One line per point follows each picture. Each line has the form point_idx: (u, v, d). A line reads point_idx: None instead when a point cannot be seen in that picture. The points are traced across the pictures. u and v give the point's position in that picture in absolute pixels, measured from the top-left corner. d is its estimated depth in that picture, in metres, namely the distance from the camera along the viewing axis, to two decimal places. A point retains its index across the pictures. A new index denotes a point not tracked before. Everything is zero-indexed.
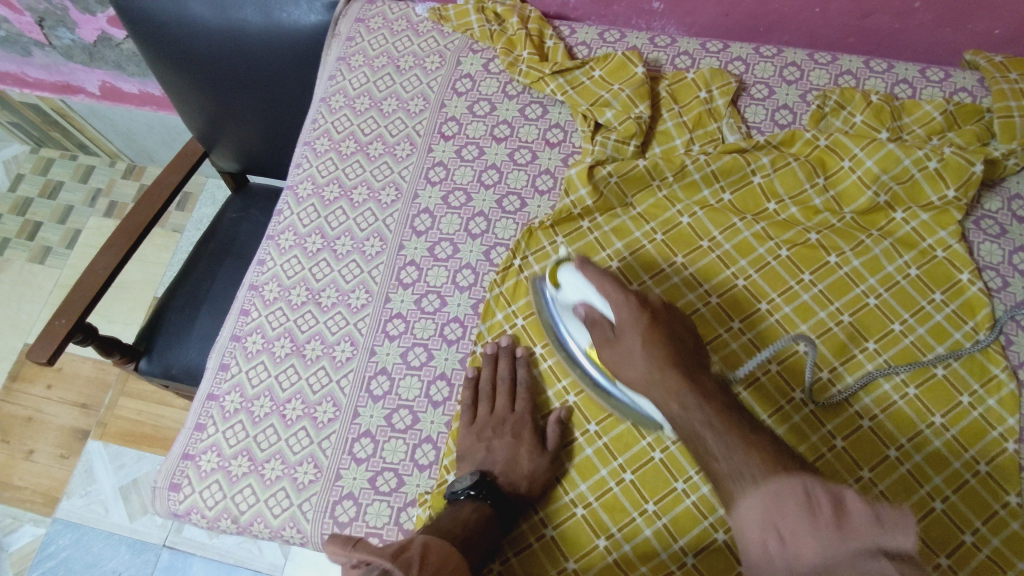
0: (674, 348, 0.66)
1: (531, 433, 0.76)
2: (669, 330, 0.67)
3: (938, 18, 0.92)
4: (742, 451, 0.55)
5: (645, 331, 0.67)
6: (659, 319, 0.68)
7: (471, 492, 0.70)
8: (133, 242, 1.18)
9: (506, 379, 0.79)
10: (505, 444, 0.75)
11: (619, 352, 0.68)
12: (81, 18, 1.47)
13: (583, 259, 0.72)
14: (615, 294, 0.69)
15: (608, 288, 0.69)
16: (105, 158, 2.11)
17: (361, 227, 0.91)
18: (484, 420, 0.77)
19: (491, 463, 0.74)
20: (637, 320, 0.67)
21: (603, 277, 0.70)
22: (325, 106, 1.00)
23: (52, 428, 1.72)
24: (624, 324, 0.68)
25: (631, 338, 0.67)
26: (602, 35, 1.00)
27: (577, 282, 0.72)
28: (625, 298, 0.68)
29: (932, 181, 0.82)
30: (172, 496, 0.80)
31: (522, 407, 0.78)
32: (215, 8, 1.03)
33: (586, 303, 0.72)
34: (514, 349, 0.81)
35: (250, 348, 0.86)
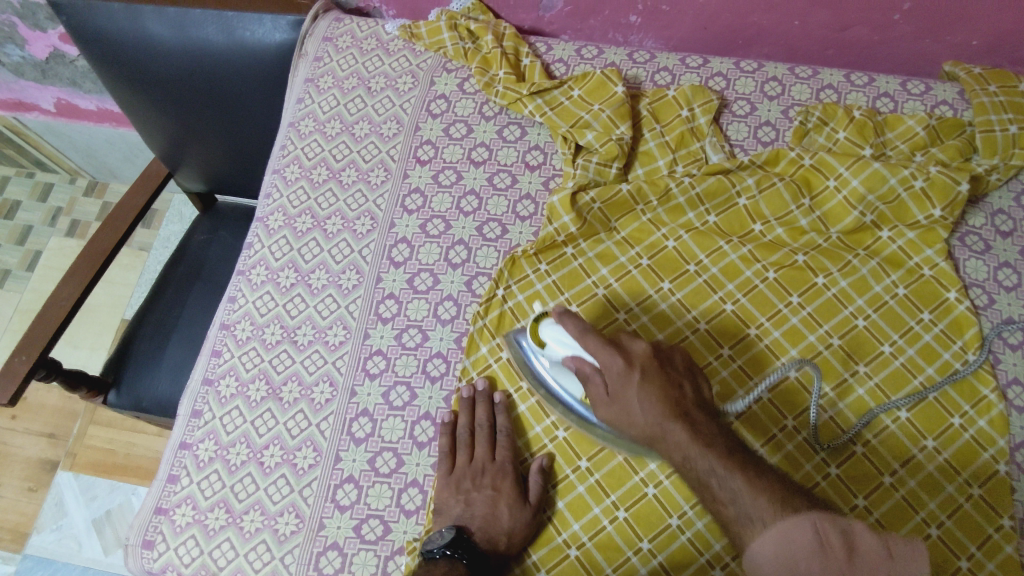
0: (671, 398, 0.63)
1: (511, 484, 0.73)
2: (663, 380, 0.64)
3: (917, 29, 0.91)
4: (749, 494, 0.55)
5: (639, 386, 0.63)
6: (651, 372, 0.65)
7: (446, 551, 0.67)
8: (96, 272, 1.12)
9: (484, 426, 0.76)
10: (483, 497, 0.72)
11: (618, 411, 0.64)
12: (30, 34, 1.40)
13: (562, 311, 0.67)
14: (601, 351, 0.65)
15: (593, 346, 0.66)
16: (65, 175, 2.03)
17: (336, 259, 0.87)
18: (463, 470, 0.74)
19: (470, 517, 0.71)
20: (628, 377, 0.64)
21: (586, 334, 0.66)
22: (294, 132, 0.96)
23: (18, 460, 1.65)
24: (615, 381, 0.65)
25: (626, 396, 0.64)
26: (580, 52, 0.97)
27: (562, 337, 0.68)
28: (611, 356, 0.65)
29: (918, 200, 0.81)
30: (145, 554, 0.76)
31: (502, 455, 0.75)
32: (173, 26, 0.99)
33: (577, 357, 0.67)
34: (492, 393, 0.78)
35: (223, 392, 0.82)
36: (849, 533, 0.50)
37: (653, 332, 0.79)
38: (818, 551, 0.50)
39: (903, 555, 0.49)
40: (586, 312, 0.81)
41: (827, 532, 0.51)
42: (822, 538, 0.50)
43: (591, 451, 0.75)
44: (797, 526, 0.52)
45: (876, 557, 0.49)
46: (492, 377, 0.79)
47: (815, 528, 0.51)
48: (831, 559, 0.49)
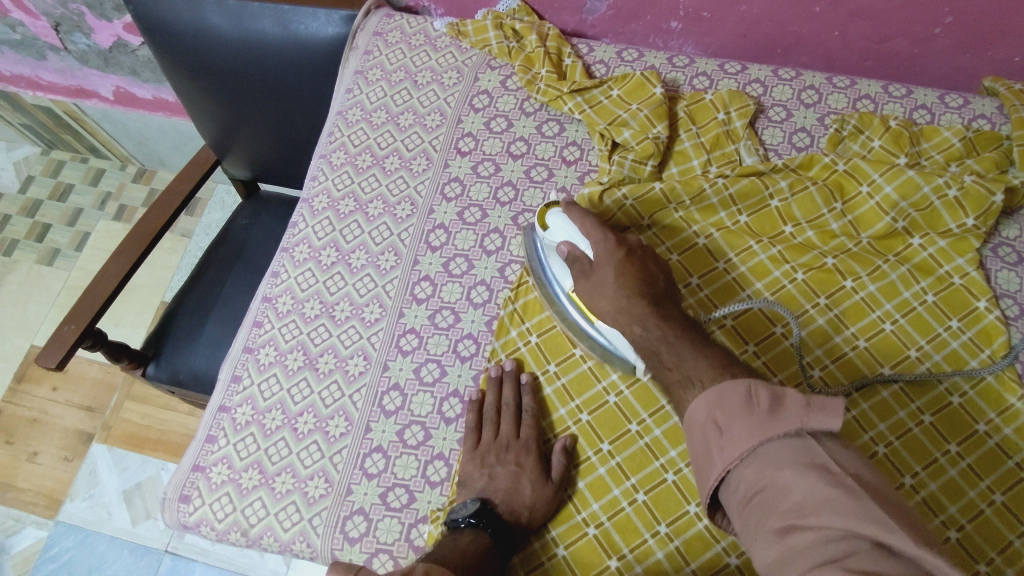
0: (643, 280, 0.72)
1: (535, 461, 0.75)
2: (640, 266, 0.74)
3: (958, 43, 0.92)
4: (692, 358, 0.62)
5: (618, 262, 0.73)
6: (632, 256, 0.74)
7: (471, 520, 0.69)
8: (144, 249, 1.18)
9: (511, 405, 0.78)
10: (506, 471, 0.74)
11: (594, 284, 0.74)
12: (97, 23, 1.48)
13: (569, 201, 0.78)
14: (595, 233, 0.75)
15: (588, 228, 0.76)
16: (116, 161, 2.12)
17: (376, 240, 0.91)
18: (488, 444, 0.76)
19: (493, 490, 0.73)
20: (612, 254, 0.74)
21: (586, 218, 0.76)
22: (342, 120, 1.00)
23: (57, 429, 1.72)
24: (601, 257, 0.74)
25: (605, 271, 0.74)
26: (620, 54, 1.00)
27: (564, 224, 0.77)
28: (603, 237, 0.75)
29: (951, 209, 0.82)
30: (182, 508, 0.79)
31: (527, 434, 0.77)
32: (232, 19, 1.04)
33: (570, 242, 0.76)
34: (519, 374, 0.80)
35: (262, 360, 0.86)
36: (779, 393, 0.52)
37: None
38: (742, 405, 0.53)
39: (820, 406, 0.50)
40: None
41: (757, 391, 0.53)
42: (750, 395, 0.53)
43: (614, 435, 0.77)
44: (731, 386, 0.54)
45: (796, 410, 0.51)
46: (519, 360, 0.82)
47: (747, 388, 0.53)
48: (751, 411, 0.52)
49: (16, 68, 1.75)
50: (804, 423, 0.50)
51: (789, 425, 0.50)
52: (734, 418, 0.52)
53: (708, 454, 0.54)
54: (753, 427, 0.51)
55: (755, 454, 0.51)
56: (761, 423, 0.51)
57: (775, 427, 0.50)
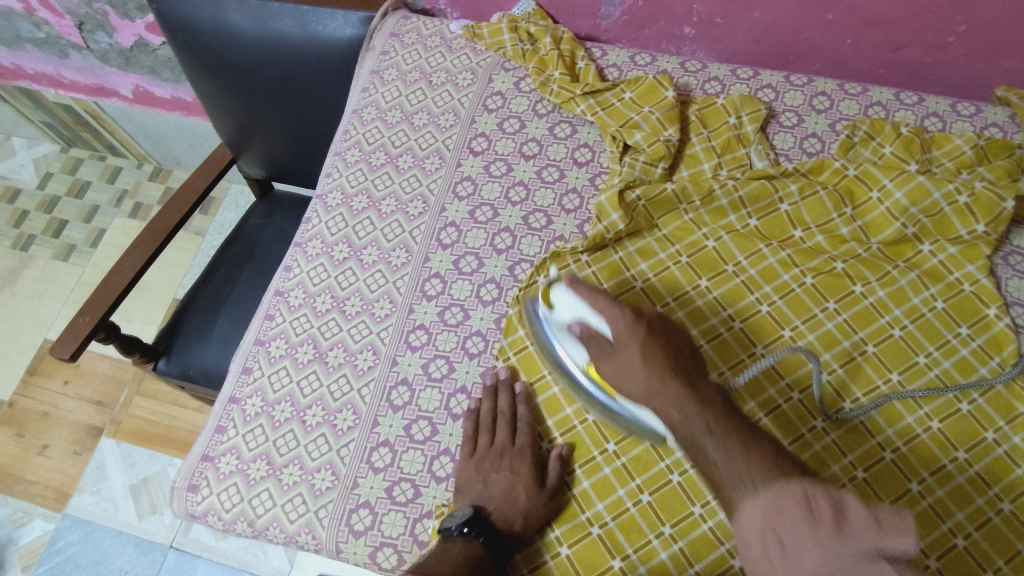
0: (672, 358, 0.65)
1: (529, 467, 0.74)
2: (665, 341, 0.67)
3: (970, 52, 0.92)
4: (742, 455, 0.56)
5: (643, 340, 0.66)
6: (655, 331, 0.67)
7: (464, 529, 0.69)
8: (159, 243, 1.19)
9: (506, 413, 0.78)
10: (502, 478, 0.74)
11: (618, 365, 0.67)
12: (120, 23, 1.51)
13: (572, 276, 0.72)
14: (610, 309, 0.69)
15: (601, 303, 0.69)
16: (133, 160, 2.16)
17: (388, 237, 0.92)
18: (483, 452, 0.76)
19: (488, 497, 0.73)
20: (634, 332, 0.67)
21: (595, 294, 0.70)
22: (357, 118, 1.02)
23: (67, 423, 1.73)
24: (621, 336, 0.67)
25: (629, 350, 0.66)
26: (633, 58, 1.01)
27: (570, 300, 0.71)
28: (620, 313, 0.68)
29: (962, 215, 0.82)
30: (189, 497, 0.80)
31: (522, 440, 0.77)
32: (253, 18, 1.06)
33: (581, 319, 0.70)
34: (513, 383, 0.81)
35: (273, 353, 0.87)
36: (840, 504, 0.49)
37: (688, 326, 0.81)
38: (803, 517, 0.49)
39: (891, 526, 0.47)
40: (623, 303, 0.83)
41: (816, 500, 0.50)
42: (809, 505, 0.49)
43: (619, 435, 0.77)
44: (786, 492, 0.51)
45: (865, 531, 0.47)
46: (515, 368, 0.82)
47: (804, 494, 0.50)
48: (815, 524, 0.48)
49: (39, 65, 1.79)
50: (877, 544, 0.46)
51: (860, 547, 0.46)
52: (799, 534, 0.48)
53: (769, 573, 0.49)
54: (821, 549, 0.47)
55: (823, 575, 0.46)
56: (830, 543, 0.47)
57: (846, 548, 0.46)
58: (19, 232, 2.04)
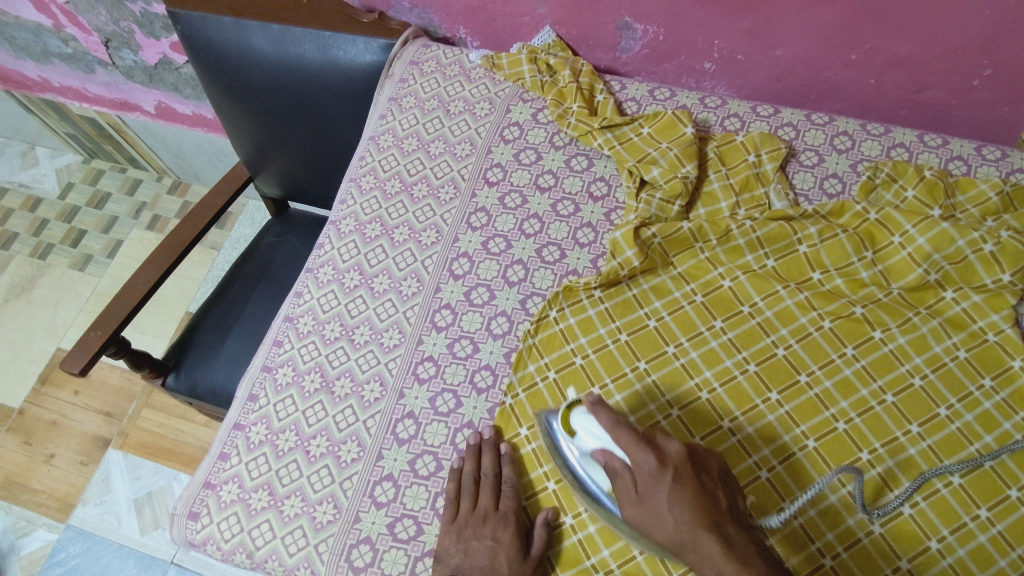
0: (705, 505, 0.60)
1: (513, 535, 0.71)
2: (697, 486, 0.62)
3: (996, 96, 0.91)
4: None
5: (670, 489, 0.61)
6: (683, 473, 0.62)
7: None
8: (173, 260, 1.20)
9: (490, 475, 0.75)
10: (483, 547, 0.71)
11: (647, 514, 0.62)
12: (146, 41, 1.53)
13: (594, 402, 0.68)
14: (634, 449, 0.64)
15: (623, 441, 0.64)
16: (153, 173, 2.18)
17: (399, 266, 0.91)
18: (464, 516, 0.73)
19: (468, 567, 0.70)
20: (660, 478, 0.62)
21: (618, 428, 0.65)
22: (374, 145, 1.02)
23: (74, 433, 1.74)
24: (646, 480, 0.63)
25: (656, 499, 0.62)
26: (653, 93, 1.01)
27: (593, 426, 0.68)
28: (643, 454, 0.63)
29: (986, 263, 0.79)
30: (189, 525, 0.79)
31: (506, 505, 0.74)
32: (275, 42, 1.07)
33: (606, 449, 0.67)
34: (498, 443, 0.78)
35: (280, 380, 0.86)
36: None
37: (701, 368, 0.80)
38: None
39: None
40: (636, 341, 0.82)
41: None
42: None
43: None
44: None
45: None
46: (496, 426, 0.79)
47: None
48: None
49: (66, 80, 1.82)
50: None
51: None
52: None
53: None
54: None
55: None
56: None
57: None
58: (38, 241, 2.06)
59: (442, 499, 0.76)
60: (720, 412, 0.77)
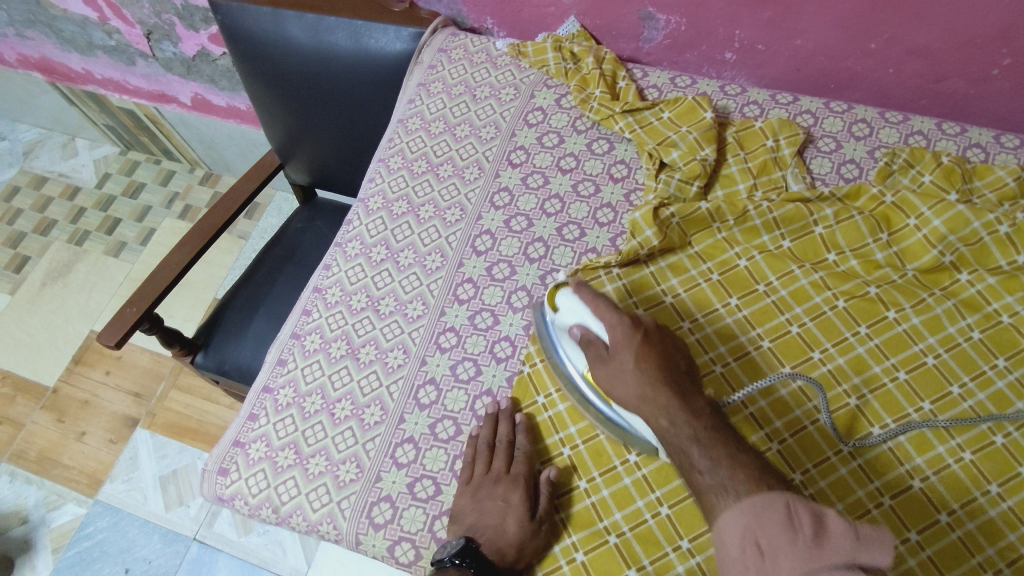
0: (666, 366, 0.67)
1: (522, 497, 0.73)
2: (661, 349, 0.69)
3: (1016, 86, 0.92)
4: (728, 464, 0.57)
5: (637, 347, 0.68)
6: (652, 339, 0.70)
7: (456, 560, 0.68)
8: (207, 240, 1.25)
9: (504, 441, 0.77)
10: (495, 508, 0.73)
11: (613, 371, 0.69)
12: (185, 33, 1.59)
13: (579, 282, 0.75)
14: (610, 315, 0.71)
15: (602, 309, 0.72)
16: (186, 165, 2.26)
17: (424, 242, 0.95)
18: (478, 479, 0.76)
19: (481, 527, 0.72)
20: (631, 339, 0.69)
21: (598, 299, 0.73)
22: (402, 127, 1.05)
23: (105, 412, 1.80)
24: (618, 342, 0.70)
25: (624, 357, 0.68)
26: (674, 80, 1.03)
27: (575, 305, 0.75)
28: (619, 318, 0.71)
29: (1001, 245, 0.81)
30: (219, 480, 0.83)
31: (517, 468, 0.75)
32: (310, 31, 1.12)
33: (582, 324, 0.73)
34: (514, 413, 0.80)
35: (308, 346, 0.90)
36: (820, 517, 0.50)
37: (716, 343, 0.82)
38: (782, 525, 0.50)
39: (870, 540, 0.47)
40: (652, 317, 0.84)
41: (798, 512, 0.51)
42: (790, 517, 0.51)
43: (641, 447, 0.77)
44: (768, 500, 0.53)
45: (843, 538, 0.48)
46: (513, 396, 0.82)
47: (786, 506, 0.51)
48: (795, 536, 0.49)
49: (108, 72, 1.90)
50: (855, 556, 0.47)
51: (837, 556, 0.47)
52: (776, 544, 0.49)
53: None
54: (795, 556, 0.48)
55: None
56: (805, 551, 0.48)
57: (821, 556, 0.47)
58: (75, 228, 2.14)
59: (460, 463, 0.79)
60: (733, 386, 0.79)
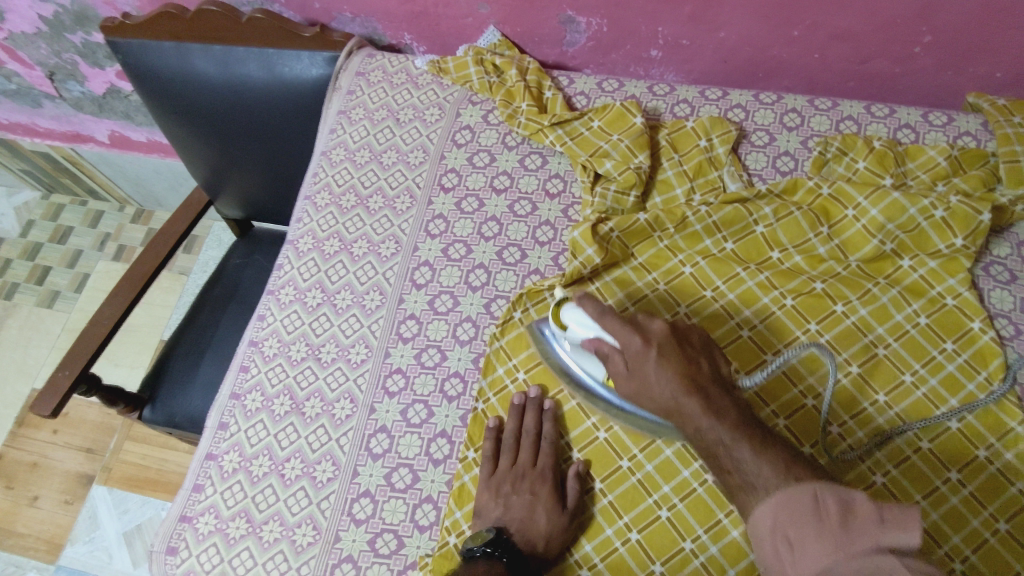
0: (687, 372, 0.63)
1: (549, 490, 0.73)
2: (680, 356, 0.65)
3: (939, 61, 0.92)
4: (755, 462, 0.56)
5: (655, 363, 0.64)
6: (667, 349, 0.65)
7: (487, 549, 0.68)
8: (139, 290, 1.16)
9: (531, 433, 0.77)
10: (521, 501, 0.73)
11: (635, 386, 0.66)
12: (90, 71, 1.50)
13: (581, 295, 0.69)
14: (621, 331, 0.66)
15: (612, 326, 0.67)
16: (114, 203, 2.14)
17: (361, 280, 0.90)
18: (503, 471, 0.75)
19: (508, 520, 0.72)
20: (645, 354, 0.65)
21: (604, 315, 0.67)
22: (326, 160, 1.00)
23: (57, 473, 1.70)
24: (633, 358, 0.66)
25: (643, 373, 0.65)
26: (601, 85, 1.01)
27: (582, 318, 0.70)
28: (629, 334, 0.66)
29: (939, 230, 0.81)
30: (169, 560, 0.78)
31: (544, 462, 0.75)
32: (218, 65, 1.07)
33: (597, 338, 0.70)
34: (542, 400, 0.79)
35: (249, 406, 0.85)
36: (848, 503, 0.49)
37: None
38: (810, 517, 0.50)
39: (896, 522, 0.46)
40: None
41: (825, 499, 0.50)
42: (817, 505, 0.50)
43: (605, 472, 0.75)
44: (796, 495, 0.52)
45: (868, 524, 0.47)
46: (467, 436, 0.79)
47: (814, 497, 0.51)
48: (821, 527, 0.49)
49: (13, 116, 1.78)
50: (881, 539, 0.46)
51: (863, 542, 0.47)
52: (804, 534, 0.49)
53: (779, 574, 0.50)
54: (824, 546, 0.48)
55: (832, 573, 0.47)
56: (834, 539, 0.48)
57: (847, 544, 0.47)
58: (2, 282, 2.02)
59: (457, 464, 0.78)
60: None
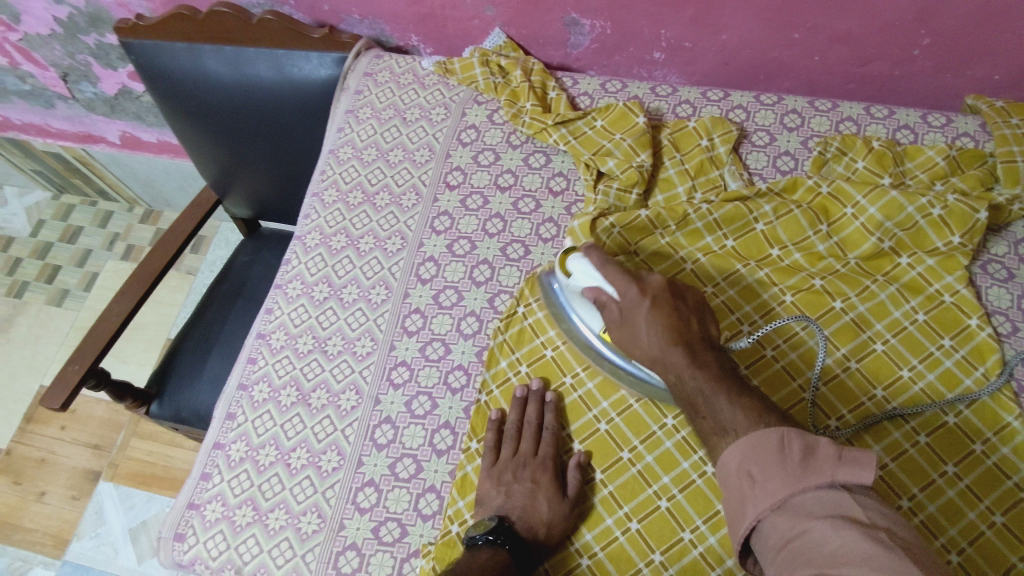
0: (678, 324, 0.66)
1: (551, 479, 0.74)
2: (673, 310, 0.67)
3: (938, 64, 0.93)
4: (728, 409, 0.60)
5: (648, 313, 0.67)
6: (662, 301, 0.68)
7: (489, 538, 0.69)
8: (149, 286, 1.18)
9: (533, 423, 0.78)
10: (523, 489, 0.74)
11: (625, 335, 0.69)
12: (103, 73, 1.53)
13: (589, 245, 0.73)
14: (619, 282, 0.69)
15: (611, 276, 0.70)
16: (124, 203, 2.17)
17: (367, 275, 0.92)
18: (504, 460, 0.76)
19: (510, 508, 0.73)
20: (639, 304, 0.68)
21: (607, 265, 0.71)
22: (334, 158, 1.02)
23: (64, 469, 1.72)
24: (628, 307, 0.69)
25: (635, 322, 0.68)
26: (604, 86, 1.02)
27: (586, 269, 0.72)
28: (627, 285, 0.69)
29: (937, 227, 0.82)
30: (176, 547, 0.79)
31: (545, 451, 0.76)
32: (229, 65, 1.09)
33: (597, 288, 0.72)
34: (545, 392, 0.80)
35: (256, 397, 0.86)
36: (811, 445, 0.54)
37: None
38: (775, 456, 0.54)
39: (851, 461, 0.51)
40: None
41: (790, 441, 0.54)
42: (783, 446, 0.54)
43: (606, 463, 0.76)
44: (764, 436, 0.56)
45: (827, 461, 0.52)
46: (470, 428, 0.80)
47: (780, 438, 0.55)
48: (785, 466, 0.53)
49: (27, 117, 1.81)
50: (836, 475, 0.51)
51: (821, 479, 0.51)
52: (768, 471, 0.54)
53: (740, 505, 0.55)
54: (784, 482, 0.53)
55: (788, 504, 0.52)
56: (794, 476, 0.52)
57: (805, 481, 0.52)
58: (13, 280, 2.05)
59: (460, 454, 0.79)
60: None
